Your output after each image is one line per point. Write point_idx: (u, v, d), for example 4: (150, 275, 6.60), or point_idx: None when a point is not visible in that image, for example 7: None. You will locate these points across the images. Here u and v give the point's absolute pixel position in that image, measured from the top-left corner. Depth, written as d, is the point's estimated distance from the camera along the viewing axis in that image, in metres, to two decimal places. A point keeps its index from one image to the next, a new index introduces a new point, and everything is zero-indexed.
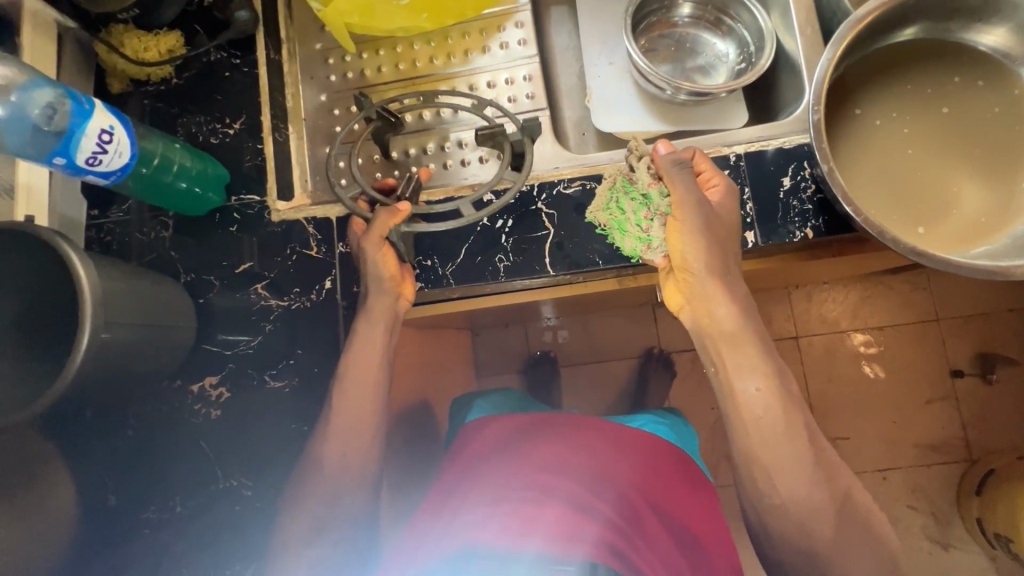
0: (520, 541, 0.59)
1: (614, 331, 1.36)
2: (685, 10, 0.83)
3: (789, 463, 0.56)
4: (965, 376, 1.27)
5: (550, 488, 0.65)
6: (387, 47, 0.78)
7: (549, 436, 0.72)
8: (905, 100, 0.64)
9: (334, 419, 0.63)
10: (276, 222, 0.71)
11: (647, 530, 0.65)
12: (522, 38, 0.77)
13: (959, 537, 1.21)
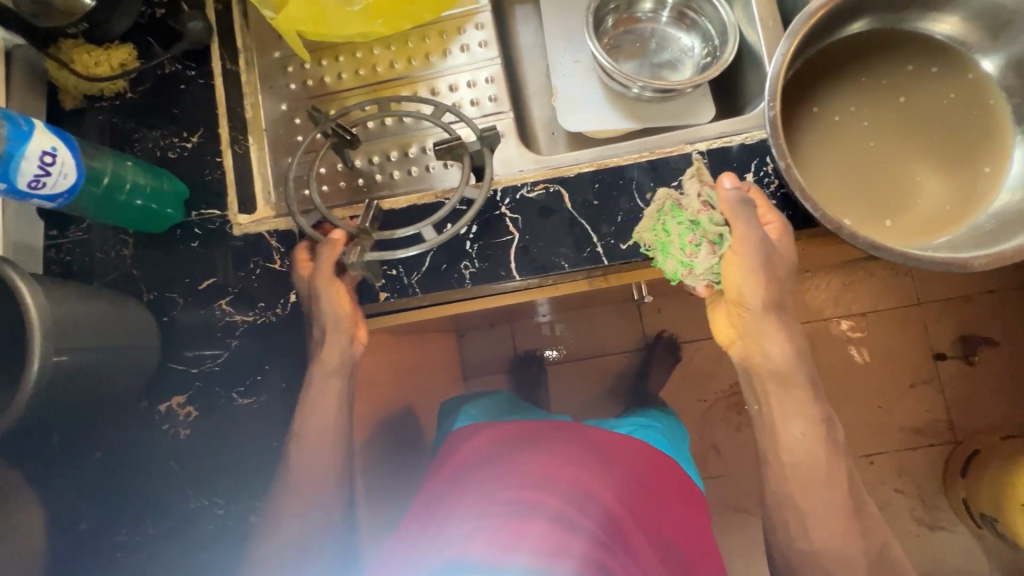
0: (506, 555, 0.58)
1: (601, 327, 1.38)
2: (646, 6, 0.82)
3: (828, 498, 0.57)
4: (947, 359, 1.28)
5: (536, 501, 0.64)
6: (347, 53, 0.77)
7: (533, 446, 0.72)
8: (863, 92, 0.63)
9: (308, 434, 0.63)
10: (238, 236, 0.70)
11: (634, 545, 0.65)
12: (484, 40, 0.75)
13: (945, 518, 1.23)
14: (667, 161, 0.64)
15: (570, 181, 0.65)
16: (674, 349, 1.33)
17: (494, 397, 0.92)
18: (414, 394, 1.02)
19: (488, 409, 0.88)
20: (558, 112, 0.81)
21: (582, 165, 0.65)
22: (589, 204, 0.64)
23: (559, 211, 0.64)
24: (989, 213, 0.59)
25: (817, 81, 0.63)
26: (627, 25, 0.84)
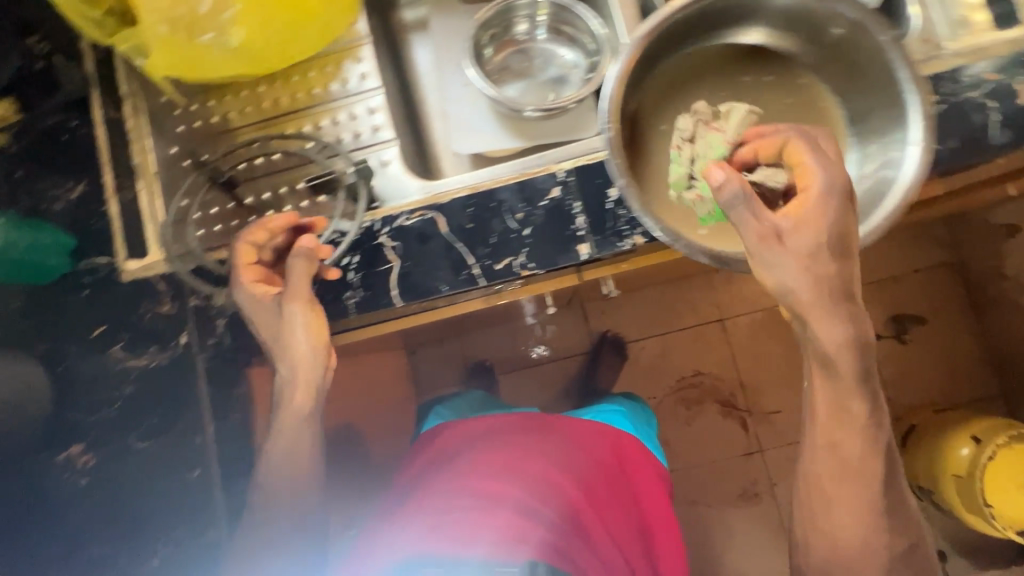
0: (467, 546, 0.69)
1: (549, 333, 1.42)
2: (522, 27, 0.85)
3: (835, 473, 0.61)
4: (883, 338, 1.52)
5: (497, 498, 0.74)
6: (232, 92, 0.78)
7: (498, 444, 0.82)
8: (699, 107, 0.71)
9: (275, 444, 0.65)
10: (127, 281, 0.71)
11: (589, 529, 0.75)
12: (366, 73, 0.78)
13: None
14: (534, 181, 0.66)
15: (443, 207, 0.67)
16: (613, 349, 1.37)
17: (469, 396, 1.01)
18: (347, 412, 1.06)
19: (459, 405, 0.97)
20: (452, 138, 0.84)
21: (457, 191, 0.67)
22: (465, 227, 0.66)
23: (435, 236, 0.67)
24: None
25: (660, 102, 0.71)
26: (509, 47, 0.86)
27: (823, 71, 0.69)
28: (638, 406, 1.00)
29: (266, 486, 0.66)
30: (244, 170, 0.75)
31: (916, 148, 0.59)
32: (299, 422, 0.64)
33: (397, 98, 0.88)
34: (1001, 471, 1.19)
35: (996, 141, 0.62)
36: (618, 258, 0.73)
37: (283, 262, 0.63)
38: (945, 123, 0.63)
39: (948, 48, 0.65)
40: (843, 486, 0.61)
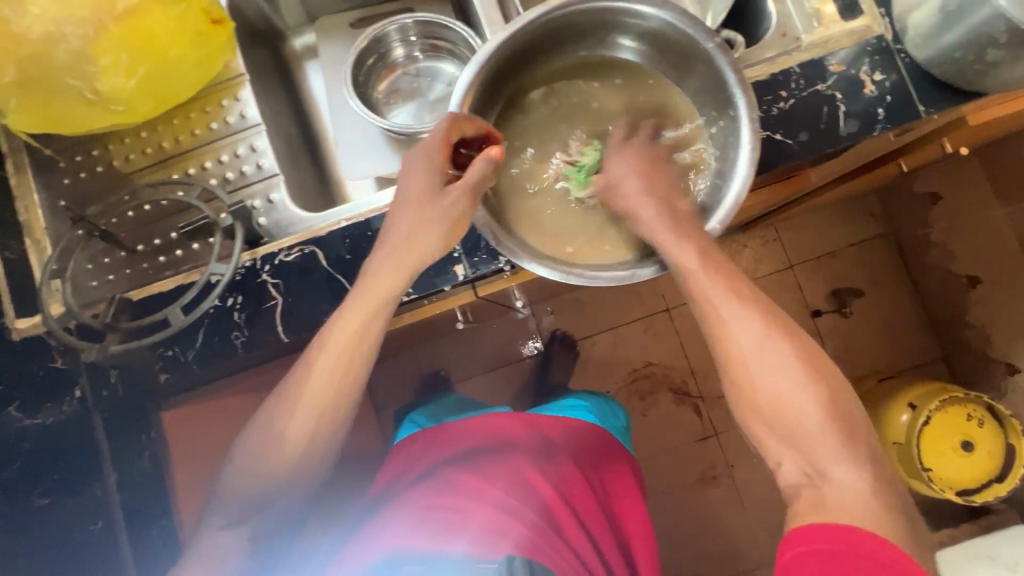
0: (446, 543, 0.63)
1: (498, 337, 1.36)
2: (398, 52, 0.86)
3: (768, 401, 0.56)
4: (823, 314, 1.41)
5: (477, 492, 0.69)
6: (115, 140, 0.78)
7: (490, 424, 0.75)
8: (558, 120, 0.70)
9: (251, 441, 0.59)
10: (19, 340, 0.70)
11: (567, 532, 0.67)
12: (247, 109, 0.79)
13: None
14: None
15: (321, 241, 0.68)
16: (565, 349, 1.32)
17: (444, 398, 0.94)
18: None
19: (443, 405, 0.91)
20: (345, 164, 0.83)
21: (337, 223, 0.69)
22: (343, 258, 0.68)
23: (315, 269, 0.68)
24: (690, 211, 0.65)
25: (515, 120, 0.69)
26: (390, 73, 0.88)
27: (663, 70, 0.69)
28: (602, 403, 0.88)
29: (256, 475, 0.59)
30: (133, 217, 0.75)
31: (748, 153, 0.59)
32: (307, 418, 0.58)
33: (291, 127, 0.87)
34: (939, 437, 1.14)
35: (844, 130, 0.65)
36: (507, 275, 0.75)
37: (158, 312, 0.63)
38: (796, 117, 0.65)
39: (805, 41, 0.66)
40: (788, 393, 0.56)
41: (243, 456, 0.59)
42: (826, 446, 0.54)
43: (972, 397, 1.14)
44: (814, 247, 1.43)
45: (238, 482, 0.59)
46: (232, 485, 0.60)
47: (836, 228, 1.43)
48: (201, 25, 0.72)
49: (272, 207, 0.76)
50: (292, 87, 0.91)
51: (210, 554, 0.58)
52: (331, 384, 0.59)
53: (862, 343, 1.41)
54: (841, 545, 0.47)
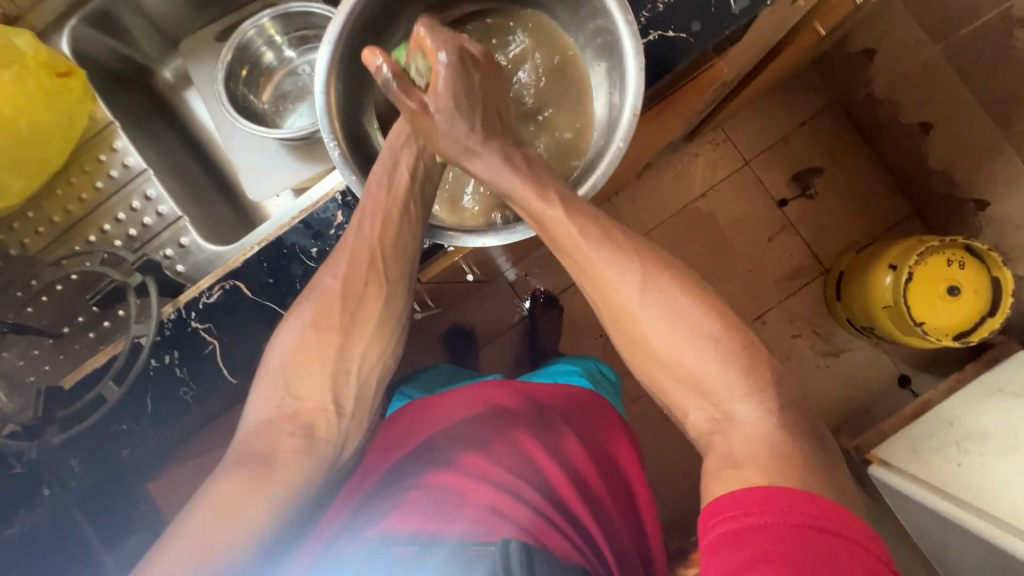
0: (442, 530, 0.59)
1: (481, 311, 1.32)
2: (270, 55, 0.82)
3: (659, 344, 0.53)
4: (789, 202, 1.39)
5: (483, 473, 0.64)
6: (4, 227, 0.73)
7: (489, 391, 0.71)
8: None
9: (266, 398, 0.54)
10: None
11: (571, 504, 0.64)
12: (129, 158, 0.74)
13: (844, 340, 1.38)
14: (315, 214, 0.64)
15: (239, 272, 0.64)
16: (550, 304, 1.29)
17: (434, 370, 0.91)
18: None
19: (432, 375, 0.90)
20: (249, 186, 0.78)
21: (249, 250, 0.65)
22: (267, 283, 0.65)
23: (243, 303, 0.65)
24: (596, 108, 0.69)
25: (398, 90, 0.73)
26: (272, 80, 0.83)
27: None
28: (594, 361, 0.89)
29: (294, 395, 0.55)
30: (48, 301, 0.71)
31: (634, 57, 0.58)
32: (336, 356, 0.56)
33: (187, 164, 0.82)
34: (924, 287, 1.12)
35: (736, 7, 0.61)
36: (445, 254, 0.74)
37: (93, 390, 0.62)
38: (684, 8, 0.61)
39: None
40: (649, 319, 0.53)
41: (271, 385, 0.55)
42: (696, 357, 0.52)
43: (948, 242, 1.13)
44: (762, 136, 1.39)
45: (273, 408, 0.54)
46: (266, 407, 0.54)
47: (780, 112, 1.39)
48: (44, 82, 0.66)
49: (187, 251, 0.73)
50: (175, 121, 0.86)
51: (240, 477, 0.49)
52: (318, 345, 0.56)
53: (831, 220, 1.39)
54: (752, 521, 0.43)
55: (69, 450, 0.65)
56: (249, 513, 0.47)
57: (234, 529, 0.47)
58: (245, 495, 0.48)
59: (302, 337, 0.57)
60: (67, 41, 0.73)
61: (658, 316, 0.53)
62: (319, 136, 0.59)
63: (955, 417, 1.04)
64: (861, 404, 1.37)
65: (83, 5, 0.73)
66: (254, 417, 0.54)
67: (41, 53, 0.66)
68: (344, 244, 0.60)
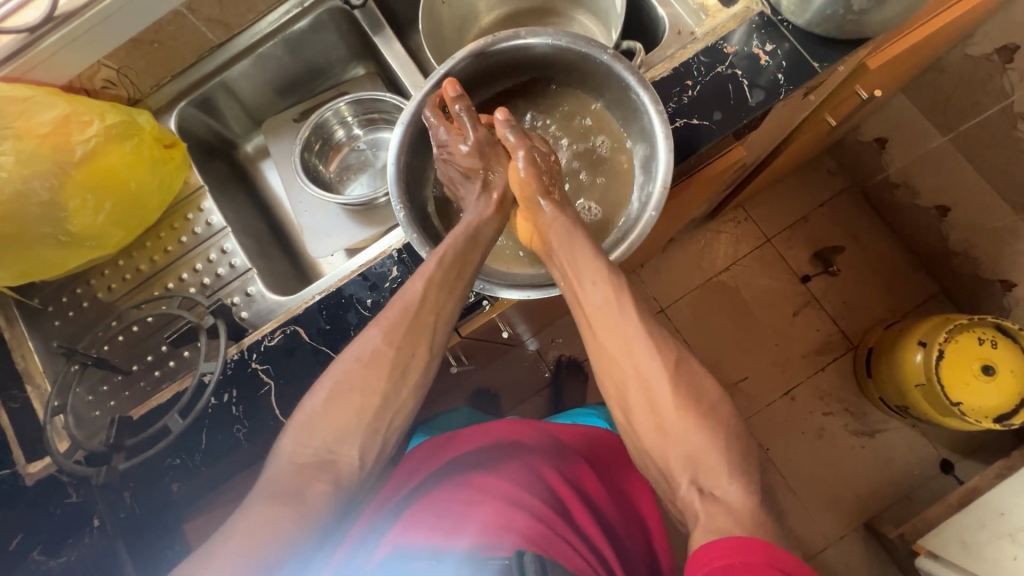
0: (450, 540, 0.59)
1: (507, 373, 1.37)
2: (340, 133, 0.94)
3: (665, 412, 0.58)
4: (812, 277, 1.42)
5: (486, 486, 0.68)
6: (96, 274, 0.83)
7: (510, 425, 0.76)
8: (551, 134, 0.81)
9: (303, 419, 0.58)
10: (33, 483, 0.70)
11: (579, 521, 0.66)
12: (212, 216, 0.84)
13: (878, 420, 1.34)
14: (373, 268, 0.72)
15: (301, 319, 0.71)
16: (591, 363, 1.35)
17: (456, 416, 0.94)
18: None
19: (449, 422, 0.93)
20: (309, 244, 0.87)
21: (311, 299, 0.72)
22: (324, 329, 0.71)
23: (301, 347, 0.71)
24: (633, 194, 0.75)
25: None
26: (339, 154, 0.95)
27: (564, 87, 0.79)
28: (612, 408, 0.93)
29: (330, 447, 0.56)
30: (124, 340, 0.79)
31: (664, 139, 0.66)
32: (372, 416, 0.58)
33: (257, 223, 0.92)
34: (958, 366, 1.11)
35: (753, 100, 0.69)
36: (484, 310, 0.79)
37: (160, 422, 0.68)
38: (706, 100, 0.70)
39: (697, 33, 0.73)
40: (647, 378, 0.60)
41: (307, 428, 0.57)
42: (707, 444, 0.56)
43: (976, 320, 1.13)
44: (782, 217, 1.46)
45: (310, 454, 0.56)
46: (300, 451, 0.56)
47: (799, 194, 1.47)
48: (156, 152, 0.78)
49: (252, 299, 0.80)
50: (251, 186, 0.96)
51: (274, 514, 0.51)
52: (359, 392, 0.59)
53: (856, 297, 1.41)
54: (743, 556, 0.46)
55: (127, 480, 0.69)
56: (274, 539, 0.49)
57: (256, 555, 0.48)
58: (276, 529, 0.50)
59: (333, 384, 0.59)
60: (175, 120, 0.86)
61: (652, 382, 0.59)
62: (387, 199, 0.67)
63: (1003, 505, 0.99)
64: (901, 489, 1.31)
65: (191, 91, 0.88)
66: (280, 455, 0.57)
67: (155, 129, 0.78)
68: (414, 298, 0.63)
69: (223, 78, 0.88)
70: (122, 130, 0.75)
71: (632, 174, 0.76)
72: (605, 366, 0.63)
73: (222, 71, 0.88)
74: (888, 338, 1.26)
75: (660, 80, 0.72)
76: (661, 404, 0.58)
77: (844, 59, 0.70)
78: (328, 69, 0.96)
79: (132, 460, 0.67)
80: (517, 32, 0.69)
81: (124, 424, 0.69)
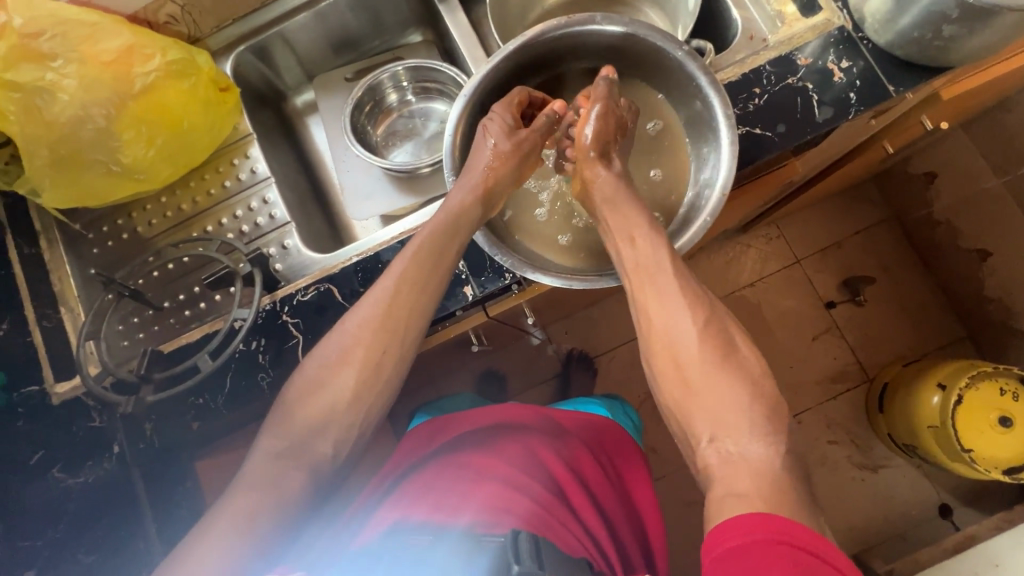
0: (450, 517, 0.60)
1: (516, 359, 1.37)
2: (393, 97, 0.93)
3: (695, 379, 0.58)
4: (837, 304, 1.41)
5: (488, 468, 0.68)
6: (138, 208, 0.84)
7: (510, 407, 0.75)
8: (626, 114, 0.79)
9: (282, 408, 0.59)
10: (59, 402, 0.72)
11: (578, 510, 0.66)
12: (257, 165, 0.85)
13: (882, 455, 1.33)
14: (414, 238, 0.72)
15: (336, 278, 0.71)
16: (602, 361, 1.35)
17: (457, 401, 0.94)
18: None
19: (454, 403, 0.93)
20: (348, 206, 0.88)
21: (348, 260, 0.72)
22: (357, 291, 0.71)
23: (333, 306, 0.71)
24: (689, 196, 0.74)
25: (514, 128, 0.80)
26: (388, 118, 0.94)
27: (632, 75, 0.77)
28: (622, 404, 0.92)
29: (304, 438, 0.57)
30: (158, 276, 0.80)
31: (728, 144, 0.64)
32: (347, 406, 0.59)
33: (298, 177, 0.92)
34: (975, 413, 1.09)
35: (821, 116, 0.68)
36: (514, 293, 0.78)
37: (190, 360, 0.69)
38: (772, 110, 0.69)
39: (771, 41, 0.71)
40: (680, 345, 0.59)
41: (282, 418, 0.58)
42: (739, 416, 0.55)
43: (999, 369, 1.11)
44: (814, 239, 1.44)
45: (284, 445, 0.57)
46: (275, 443, 0.57)
47: (837, 218, 1.44)
48: (210, 94, 0.78)
49: (287, 252, 0.80)
50: (295, 140, 0.96)
51: (252, 506, 0.53)
52: (338, 382, 0.59)
53: (880, 331, 1.39)
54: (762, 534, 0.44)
55: (151, 413, 0.70)
56: (251, 530, 0.51)
57: (243, 539, 0.51)
58: (255, 520, 0.52)
59: (312, 374, 0.60)
60: (231, 64, 0.86)
61: (685, 348, 0.59)
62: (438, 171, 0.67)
63: (996, 556, 0.99)
64: (894, 526, 1.30)
65: (250, 37, 0.87)
66: (258, 445, 0.58)
67: (213, 70, 0.78)
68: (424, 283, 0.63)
69: (283, 27, 0.88)
70: (181, 68, 0.75)
71: (689, 175, 0.75)
72: (646, 328, 0.62)
73: (283, 21, 0.88)
74: (905, 375, 1.24)
75: (728, 84, 0.71)
76: (699, 363, 0.58)
77: (920, 85, 0.68)
78: (386, 31, 0.95)
79: (160, 394, 0.69)
80: (592, 17, 0.68)
81: (155, 357, 0.70)
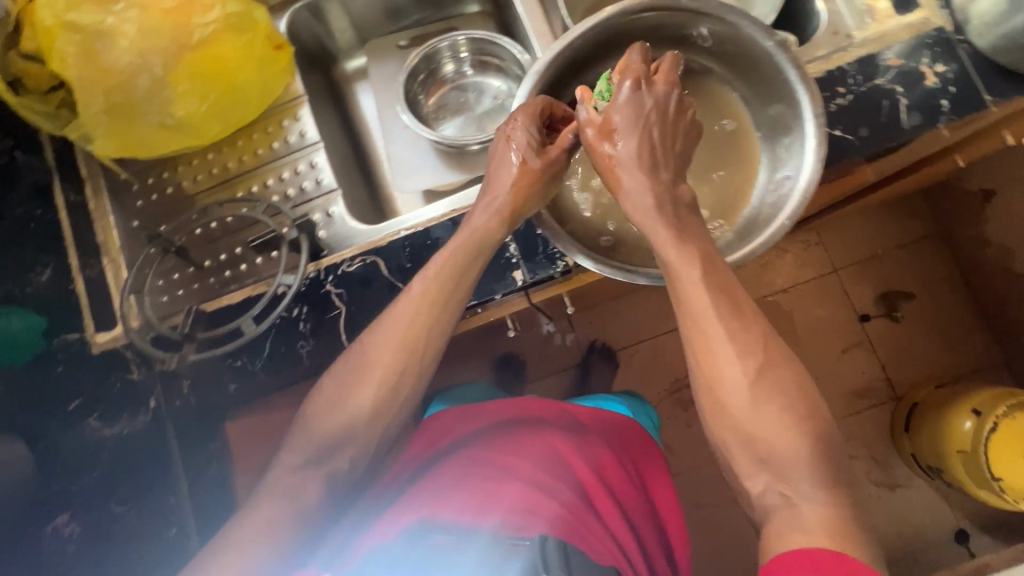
0: (479, 519, 0.60)
1: (537, 346, 1.36)
2: (450, 68, 0.90)
3: (742, 397, 0.57)
4: (872, 319, 1.37)
5: (514, 467, 0.67)
6: (184, 163, 0.82)
7: (535, 403, 0.73)
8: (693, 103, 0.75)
9: (309, 407, 0.62)
10: (98, 352, 0.72)
11: (604, 515, 0.65)
12: (306, 129, 0.83)
13: (904, 476, 1.31)
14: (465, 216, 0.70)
15: (382, 251, 0.70)
16: (626, 355, 1.33)
17: (474, 388, 0.92)
18: None
19: (470, 391, 0.91)
20: (394, 177, 0.85)
21: (396, 233, 0.71)
22: (404, 266, 0.70)
23: (378, 279, 0.70)
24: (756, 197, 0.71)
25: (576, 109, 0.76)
26: (442, 89, 0.92)
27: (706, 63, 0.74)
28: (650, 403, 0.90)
29: (326, 438, 0.60)
30: (201, 234, 0.79)
31: (814, 145, 0.62)
32: (369, 404, 0.60)
33: (343, 144, 0.90)
34: (1010, 442, 1.05)
35: (907, 123, 0.64)
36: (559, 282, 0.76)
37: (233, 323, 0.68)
38: (856, 112, 0.65)
39: (857, 38, 0.66)
40: (723, 361, 0.58)
41: (307, 419, 0.61)
42: (785, 440, 0.55)
43: None
44: (857, 250, 1.39)
45: (308, 446, 0.60)
46: (299, 444, 0.60)
47: (884, 230, 1.39)
48: (266, 52, 0.76)
49: (332, 220, 0.78)
50: (341, 105, 0.94)
51: (275, 506, 0.56)
52: (361, 381, 0.61)
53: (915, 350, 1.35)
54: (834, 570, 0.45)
55: (192, 371, 0.70)
56: (276, 529, 0.55)
57: (272, 536, 0.55)
58: (279, 519, 0.55)
59: (338, 374, 0.62)
60: (286, 21, 0.84)
61: (726, 362, 0.58)
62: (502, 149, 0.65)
63: None
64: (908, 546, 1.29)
65: None
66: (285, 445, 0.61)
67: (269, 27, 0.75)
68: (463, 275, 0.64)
69: None
70: (240, 22, 0.73)
71: (757, 174, 0.72)
72: (689, 334, 0.60)
73: None
74: (935, 397, 1.21)
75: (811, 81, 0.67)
76: (741, 385, 0.57)
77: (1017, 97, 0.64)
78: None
79: (201, 354, 0.69)
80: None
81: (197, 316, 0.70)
